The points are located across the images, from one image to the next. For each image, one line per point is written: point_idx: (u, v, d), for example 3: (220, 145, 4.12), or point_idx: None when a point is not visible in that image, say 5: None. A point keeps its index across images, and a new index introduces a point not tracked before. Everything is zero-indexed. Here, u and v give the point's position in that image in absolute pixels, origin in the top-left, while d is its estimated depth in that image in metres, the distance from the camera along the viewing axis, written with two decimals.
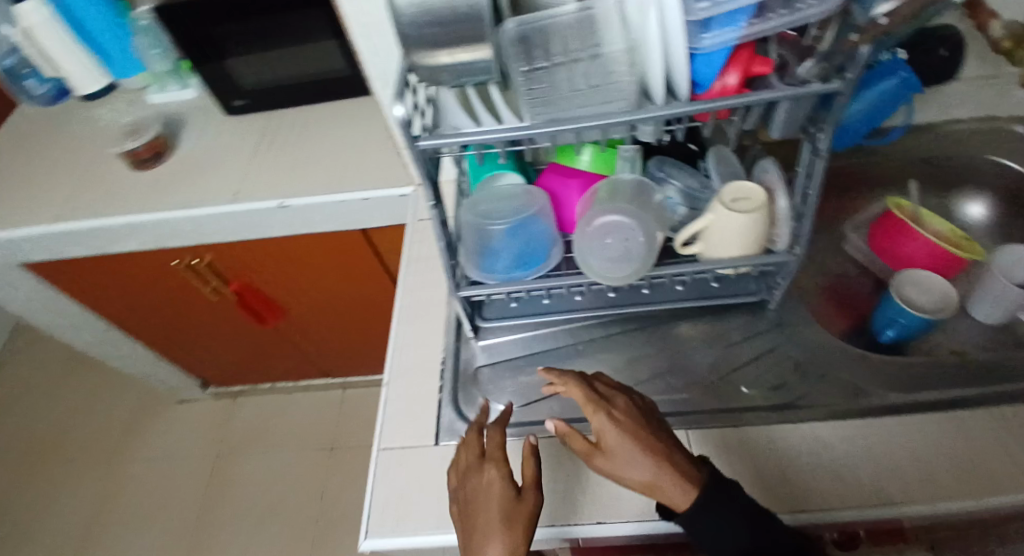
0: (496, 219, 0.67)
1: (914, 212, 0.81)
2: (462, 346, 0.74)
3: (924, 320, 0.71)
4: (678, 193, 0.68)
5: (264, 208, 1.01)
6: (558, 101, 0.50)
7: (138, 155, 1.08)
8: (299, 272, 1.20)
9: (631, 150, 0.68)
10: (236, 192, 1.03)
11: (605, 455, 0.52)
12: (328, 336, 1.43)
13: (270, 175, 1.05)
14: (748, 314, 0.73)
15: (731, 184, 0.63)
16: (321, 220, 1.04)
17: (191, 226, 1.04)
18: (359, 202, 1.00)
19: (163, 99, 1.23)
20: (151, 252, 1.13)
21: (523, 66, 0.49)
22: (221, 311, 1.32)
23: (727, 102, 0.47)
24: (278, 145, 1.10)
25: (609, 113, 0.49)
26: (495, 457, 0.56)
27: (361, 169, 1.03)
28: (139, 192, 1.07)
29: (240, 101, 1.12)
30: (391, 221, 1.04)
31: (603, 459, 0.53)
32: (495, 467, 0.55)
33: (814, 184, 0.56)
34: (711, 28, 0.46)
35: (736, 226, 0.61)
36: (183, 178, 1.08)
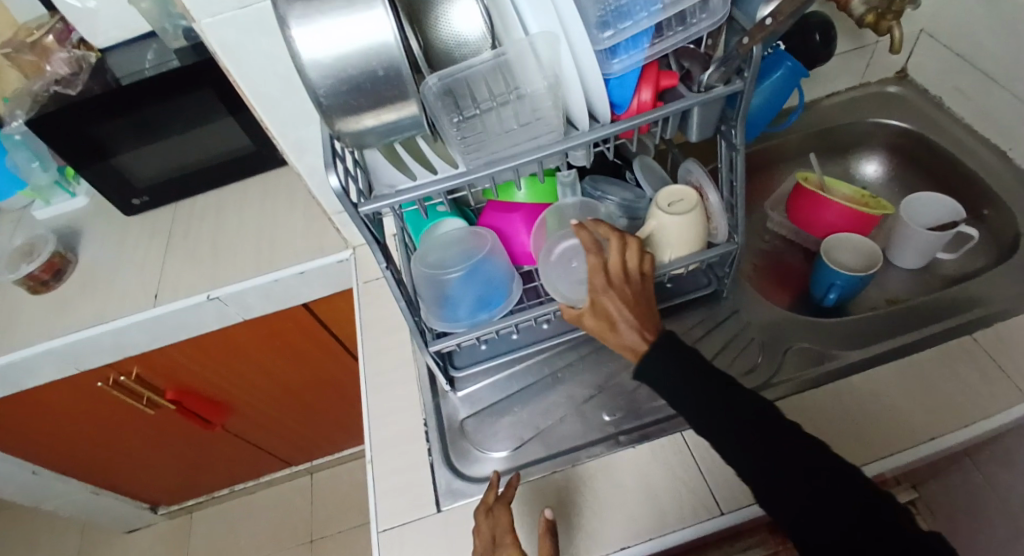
0: (450, 268, 0.66)
1: (820, 181, 0.87)
2: (441, 402, 0.72)
3: (858, 278, 0.75)
4: (616, 205, 0.70)
5: (191, 305, 0.95)
6: (491, 142, 0.51)
7: (36, 278, 0.99)
8: (240, 364, 1.13)
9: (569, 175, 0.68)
10: (157, 295, 0.96)
11: (590, 309, 0.57)
12: (285, 422, 1.35)
13: (191, 269, 0.99)
14: (705, 307, 0.76)
15: (664, 190, 0.65)
16: (257, 304, 0.99)
17: (113, 342, 0.96)
18: (295, 277, 0.96)
19: (51, 213, 1.12)
20: (71, 378, 1.03)
21: (454, 117, 0.48)
22: (160, 425, 1.23)
23: (645, 118, 0.50)
24: (194, 236, 1.04)
25: (540, 146, 0.50)
26: (503, 541, 0.53)
27: (290, 243, 0.99)
28: (45, 318, 0.98)
29: (141, 199, 1.05)
30: (331, 289, 1.00)
31: (590, 317, 0.57)
32: (507, 552, 0.51)
33: (738, 175, 0.59)
34: (618, 54, 0.48)
35: (676, 228, 0.63)
36: (93, 292, 0.99)
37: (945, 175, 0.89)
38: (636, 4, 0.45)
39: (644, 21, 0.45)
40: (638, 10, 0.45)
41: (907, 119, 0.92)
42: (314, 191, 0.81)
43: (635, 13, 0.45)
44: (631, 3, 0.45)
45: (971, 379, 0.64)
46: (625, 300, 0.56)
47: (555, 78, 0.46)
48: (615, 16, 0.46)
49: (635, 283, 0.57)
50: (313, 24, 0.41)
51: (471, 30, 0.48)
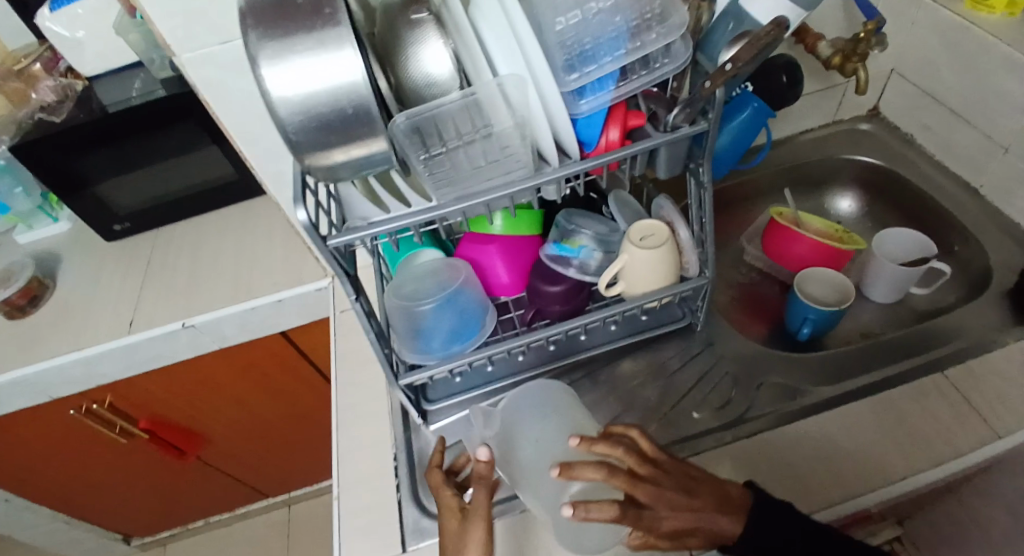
0: (423, 298, 0.66)
1: (794, 217, 0.89)
2: (413, 435, 0.71)
3: (831, 313, 0.76)
4: (591, 238, 0.70)
5: (167, 332, 0.94)
6: (462, 178, 0.51)
7: (13, 303, 0.97)
8: (215, 394, 1.12)
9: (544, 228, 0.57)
10: (132, 322, 0.95)
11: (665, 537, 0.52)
12: (262, 452, 1.33)
13: (169, 296, 0.98)
14: (680, 340, 0.76)
15: (636, 224, 0.66)
16: (233, 333, 0.98)
17: (84, 370, 0.95)
18: (273, 305, 0.96)
19: (33, 238, 1.12)
20: (42, 406, 1.01)
21: (421, 154, 0.49)
22: (132, 455, 1.21)
23: (612, 154, 0.51)
24: (174, 262, 1.03)
25: (510, 181, 0.51)
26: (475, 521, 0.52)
27: (269, 272, 0.99)
28: (16, 346, 0.96)
29: (122, 225, 1.05)
30: (309, 318, 1.00)
31: (665, 543, 0.53)
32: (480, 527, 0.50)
33: (707, 209, 0.61)
34: (585, 95, 0.49)
35: (648, 263, 0.64)
36: (68, 320, 0.98)
37: (915, 211, 0.91)
38: (600, 49, 0.47)
39: (608, 64, 0.46)
40: (602, 56, 0.46)
41: (877, 155, 0.95)
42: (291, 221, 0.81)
43: (599, 58, 0.47)
44: (596, 47, 0.47)
45: (942, 416, 0.64)
46: (681, 505, 0.52)
47: (522, 117, 0.47)
48: (581, 61, 0.47)
49: (665, 468, 0.53)
50: (283, 61, 0.42)
51: (440, 70, 0.47)
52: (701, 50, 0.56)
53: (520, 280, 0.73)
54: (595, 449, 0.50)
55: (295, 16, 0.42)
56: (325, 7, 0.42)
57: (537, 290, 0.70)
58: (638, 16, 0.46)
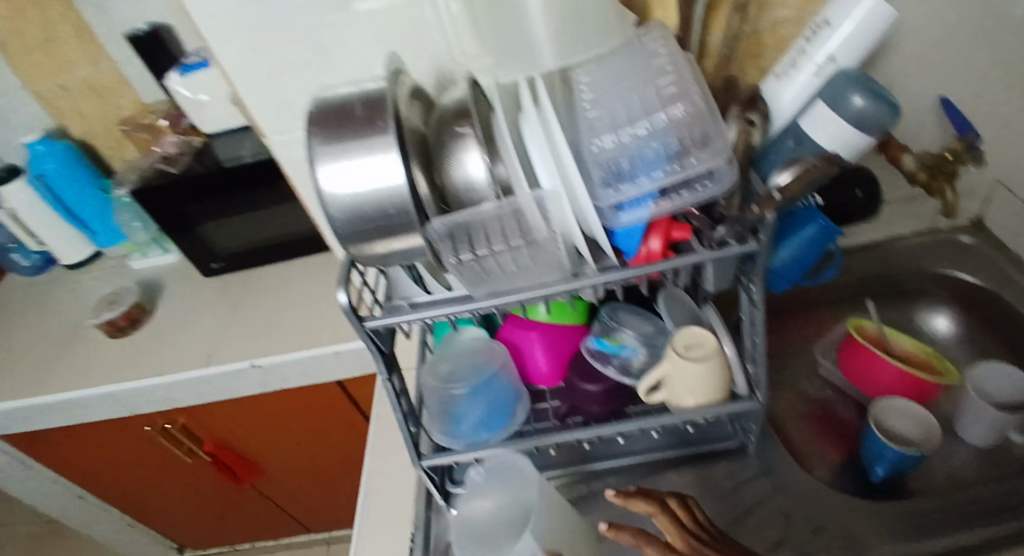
0: (459, 383, 0.67)
1: (877, 331, 0.81)
2: (433, 518, 0.70)
3: (910, 455, 0.67)
4: (636, 338, 0.67)
5: (235, 369, 1.01)
6: (497, 277, 0.52)
7: (115, 324, 1.09)
8: (272, 431, 1.18)
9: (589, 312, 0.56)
10: (209, 355, 1.03)
11: None
12: (309, 489, 1.37)
13: (244, 334, 1.06)
14: (728, 459, 0.70)
15: (682, 331, 0.63)
16: (294, 376, 1.03)
17: (162, 393, 1.04)
18: (331, 355, 1.00)
19: (145, 265, 1.26)
20: (125, 419, 1.11)
21: (454, 254, 0.49)
22: (194, 474, 1.29)
23: (652, 267, 0.50)
24: (254, 302, 1.12)
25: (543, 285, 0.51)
26: None
27: (333, 322, 1.04)
28: (110, 363, 1.07)
29: (218, 264, 1.15)
30: (363, 371, 1.03)
31: None
32: None
33: (759, 328, 0.55)
34: (625, 208, 0.48)
35: (691, 376, 0.60)
36: (157, 345, 1.08)
37: None
38: (637, 167, 0.47)
39: (645, 182, 0.46)
40: (640, 174, 0.47)
41: (983, 275, 0.85)
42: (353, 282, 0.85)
43: (637, 175, 0.47)
44: (632, 165, 0.48)
45: None
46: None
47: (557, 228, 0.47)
48: (618, 177, 0.47)
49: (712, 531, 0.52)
50: (338, 163, 0.45)
51: (477, 176, 0.49)
52: (759, 165, 0.57)
53: (559, 370, 0.72)
54: (630, 502, 0.51)
55: (352, 125, 0.45)
56: (378, 118, 0.46)
57: (574, 386, 0.70)
58: (678, 140, 0.48)
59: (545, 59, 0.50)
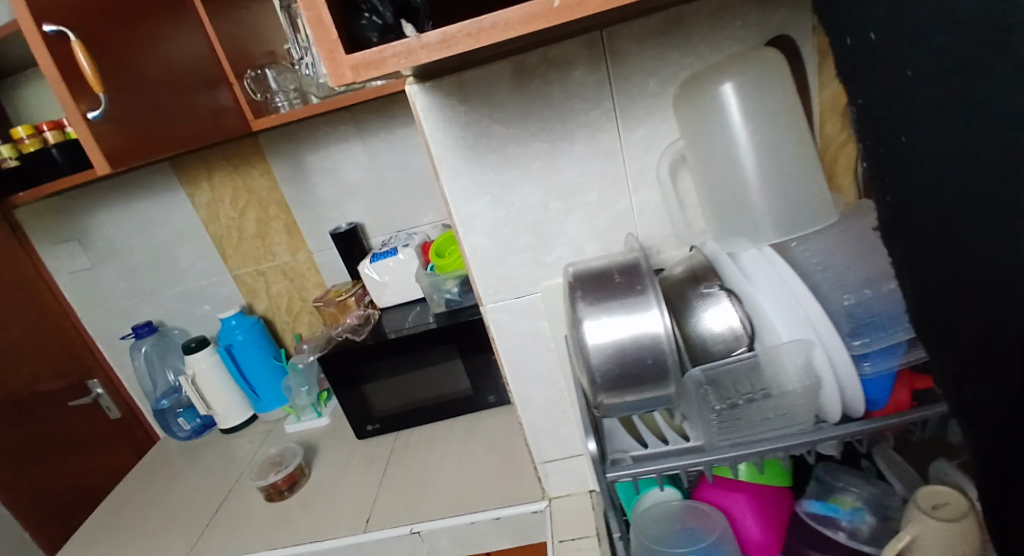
0: (674, 546, 0.63)
1: None
2: None
3: None
4: (862, 499, 0.64)
5: (394, 535, 0.98)
6: (741, 428, 0.53)
7: (276, 487, 1.12)
8: None
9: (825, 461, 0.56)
10: (367, 519, 1.02)
11: None
12: None
13: (399, 498, 1.05)
14: None
15: (922, 489, 0.59)
16: (448, 545, 0.99)
17: None
18: (490, 522, 0.96)
19: (297, 429, 1.31)
20: None
21: (716, 404, 0.52)
22: None
23: (902, 418, 0.50)
24: (406, 465, 1.13)
25: (791, 436, 0.51)
26: None
27: (489, 488, 1.02)
28: (266, 527, 1.08)
29: (373, 425, 1.20)
30: (521, 542, 0.97)
31: None
32: None
33: None
34: (870, 358, 0.50)
35: (945, 539, 0.55)
36: (311, 508, 1.09)
37: None
38: (888, 320, 0.50)
39: (900, 333, 0.49)
40: (891, 324, 0.49)
41: None
42: (531, 442, 0.86)
43: (888, 326, 0.49)
44: (877, 320, 0.50)
45: None
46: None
47: (811, 380, 0.49)
48: (866, 327, 0.50)
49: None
50: (602, 318, 0.51)
51: (724, 329, 0.53)
52: None
53: (775, 537, 0.66)
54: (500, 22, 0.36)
55: (614, 289, 0.52)
56: (637, 282, 0.53)
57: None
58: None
59: (768, 233, 0.57)
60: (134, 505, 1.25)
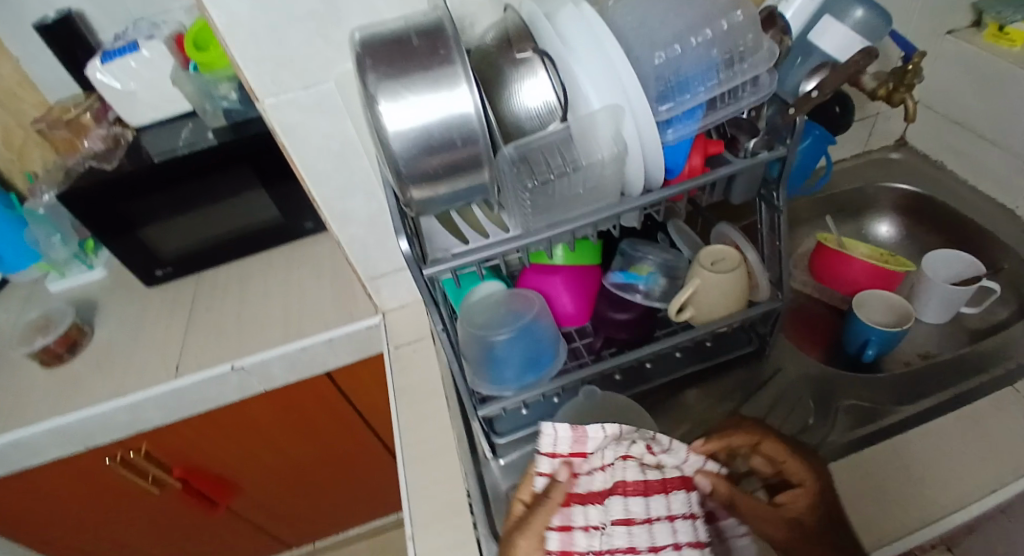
0: (499, 330, 0.66)
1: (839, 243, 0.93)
2: (483, 470, 0.70)
3: (895, 332, 0.77)
4: (658, 265, 0.71)
5: (217, 375, 0.93)
6: (554, 207, 0.53)
7: (51, 352, 0.97)
8: (252, 442, 1.11)
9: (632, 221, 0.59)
10: (177, 366, 0.95)
11: None
12: (293, 497, 1.30)
13: (214, 338, 0.98)
14: (748, 366, 0.75)
15: (705, 249, 0.68)
16: (280, 373, 0.97)
17: (122, 415, 0.93)
18: (321, 344, 0.94)
19: (65, 287, 1.11)
20: (78, 455, 0.99)
21: (529, 183, 0.50)
22: (166, 505, 1.17)
23: (697, 181, 0.53)
24: (217, 304, 1.03)
25: (600, 209, 0.53)
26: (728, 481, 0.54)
27: (313, 313, 0.98)
28: (53, 394, 0.95)
29: (164, 270, 1.05)
30: (357, 357, 0.98)
31: None
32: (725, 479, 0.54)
33: (782, 233, 0.63)
34: (673, 125, 0.52)
35: (719, 284, 0.66)
36: (108, 365, 0.97)
37: (960, 233, 0.92)
38: (693, 79, 0.51)
39: (702, 93, 0.51)
40: (695, 84, 0.51)
41: (917, 182, 0.96)
42: (353, 259, 0.81)
43: (692, 87, 0.51)
44: (681, 81, 0.51)
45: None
46: None
47: (621, 149, 0.49)
48: (675, 89, 0.51)
49: None
50: (401, 100, 0.44)
51: (539, 103, 0.49)
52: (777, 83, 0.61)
53: (584, 309, 0.73)
54: None
55: (412, 59, 0.45)
56: (440, 48, 0.45)
57: (603, 317, 0.72)
58: (725, 50, 0.52)
59: None
60: None
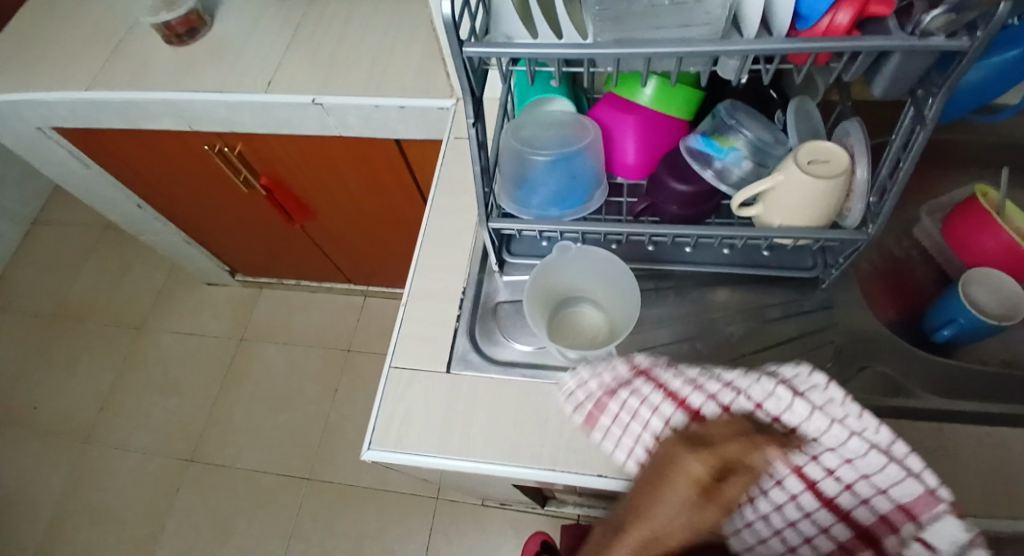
0: (540, 149, 0.61)
1: (999, 203, 0.75)
2: (485, 278, 0.71)
3: (986, 325, 0.67)
4: (747, 143, 0.60)
5: (298, 103, 0.95)
6: (635, 17, 0.43)
7: (172, 29, 1.03)
8: (327, 176, 1.17)
9: (730, 72, 0.47)
10: (269, 83, 0.98)
11: None
12: (351, 242, 1.43)
13: (307, 66, 0.99)
14: (793, 290, 0.69)
15: (811, 142, 0.56)
16: (355, 124, 0.98)
17: (218, 112, 1.00)
18: (396, 109, 0.93)
19: None
20: (182, 134, 1.10)
21: None
22: (251, 206, 1.32)
23: (829, 43, 0.40)
24: (318, 34, 1.03)
25: (688, 40, 0.42)
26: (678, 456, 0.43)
27: (401, 74, 0.96)
28: (167, 70, 1.03)
29: None
30: (426, 135, 0.97)
31: None
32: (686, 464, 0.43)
33: (912, 156, 0.49)
34: None
35: (805, 191, 0.55)
36: (214, 59, 1.02)
37: None
38: None
39: None
40: None
41: None
42: (436, 26, 0.76)
43: None
44: None
45: None
46: None
47: None
48: None
49: None
50: None
51: None
52: None
53: (648, 164, 0.66)
54: None
55: None
56: None
57: (661, 183, 0.63)
58: None
59: None
60: (31, 27, 1.16)
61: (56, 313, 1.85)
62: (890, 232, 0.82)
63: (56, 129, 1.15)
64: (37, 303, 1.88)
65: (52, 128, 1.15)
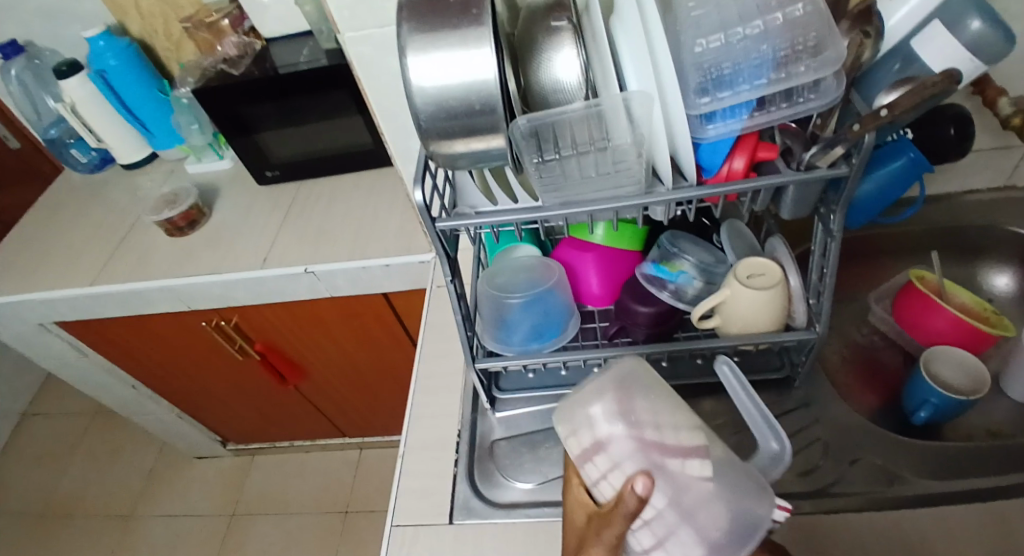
0: (513, 292, 0.68)
1: (938, 284, 0.82)
2: (479, 419, 0.74)
3: (956, 400, 0.70)
4: (693, 266, 0.68)
5: (290, 274, 1.04)
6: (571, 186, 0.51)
7: (174, 224, 1.13)
8: (318, 336, 1.23)
9: (662, 213, 0.55)
10: (265, 259, 1.07)
11: None
12: (344, 395, 1.45)
13: (296, 241, 1.09)
14: (770, 391, 0.73)
15: (747, 259, 0.64)
16: (344, 286, 1.07)
17: (216, 290, 1.08)
18: (380, 268, 1.02)
19: (200, 169, 1.29)
20: (181, 315, 1.17)
21: (535, 156, 0.50)
22: (246, 373, 1.36)
23: (735, 186, 0.48)
24: (307, 212, 1.14)
25: (618, 198, 0.50)
26: None
27: (383, 238, 1.06)
28: (167, 259, 1.12)
29: (273, 172, 1.17)
30: (410, 287, 1.05)
31: None
32: None
33: (831, 261, 0.56)
34: (714, 120, 0.46)
35: (751, 303, 0.61)
36: (211, 245, 1.12)
37: None
38: (740, 75, 0.46)
39: (745, 93, 0.45)
40: (741, 80, 0.45)
41: None
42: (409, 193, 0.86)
43: (737, 83, 0.46)
44: (735, 72, 0.46)
45: None
46: None
47: (642, 134, 0.47)
48: (716, 86, 0.46)
49: None
50: (426, 54, 0.45)
51: (570, 78, 0.50)
52: (859, 88, 0.54)
53: (611, 293, 0.73)
54: None
55: (445, 16, 0.46)
56: (473, 8, 0.46)
57: (627, 308, 0.69)
58: (789, 45, 0.45)
59: None
60: (40, 234, 1.27)
61: (42, 508, 1.79)
62: (849, 323, 0.88)
63: (57, 324, 1.22)
64: (22, 502, 1.81)
65: (54, 323, 1.21)
